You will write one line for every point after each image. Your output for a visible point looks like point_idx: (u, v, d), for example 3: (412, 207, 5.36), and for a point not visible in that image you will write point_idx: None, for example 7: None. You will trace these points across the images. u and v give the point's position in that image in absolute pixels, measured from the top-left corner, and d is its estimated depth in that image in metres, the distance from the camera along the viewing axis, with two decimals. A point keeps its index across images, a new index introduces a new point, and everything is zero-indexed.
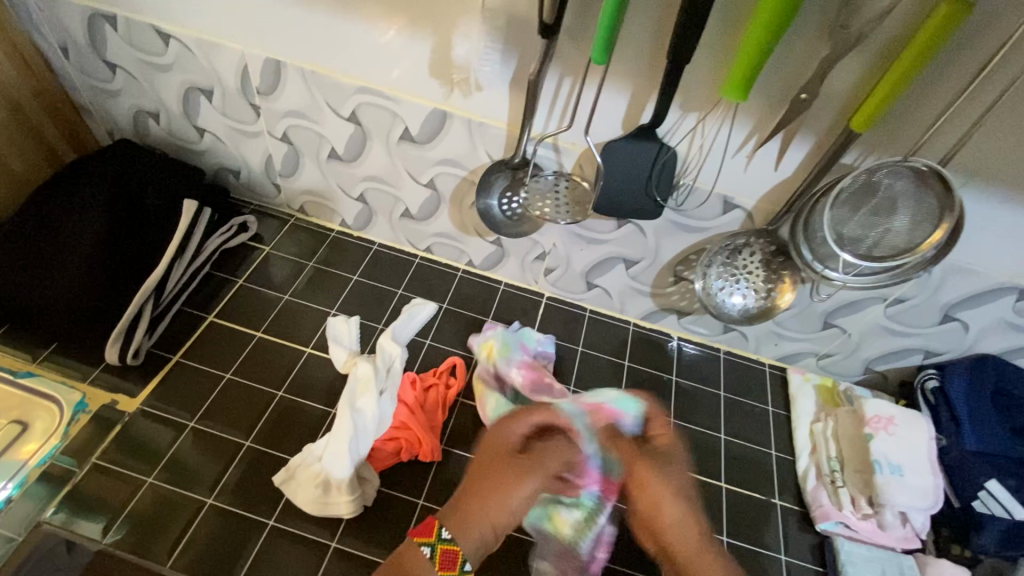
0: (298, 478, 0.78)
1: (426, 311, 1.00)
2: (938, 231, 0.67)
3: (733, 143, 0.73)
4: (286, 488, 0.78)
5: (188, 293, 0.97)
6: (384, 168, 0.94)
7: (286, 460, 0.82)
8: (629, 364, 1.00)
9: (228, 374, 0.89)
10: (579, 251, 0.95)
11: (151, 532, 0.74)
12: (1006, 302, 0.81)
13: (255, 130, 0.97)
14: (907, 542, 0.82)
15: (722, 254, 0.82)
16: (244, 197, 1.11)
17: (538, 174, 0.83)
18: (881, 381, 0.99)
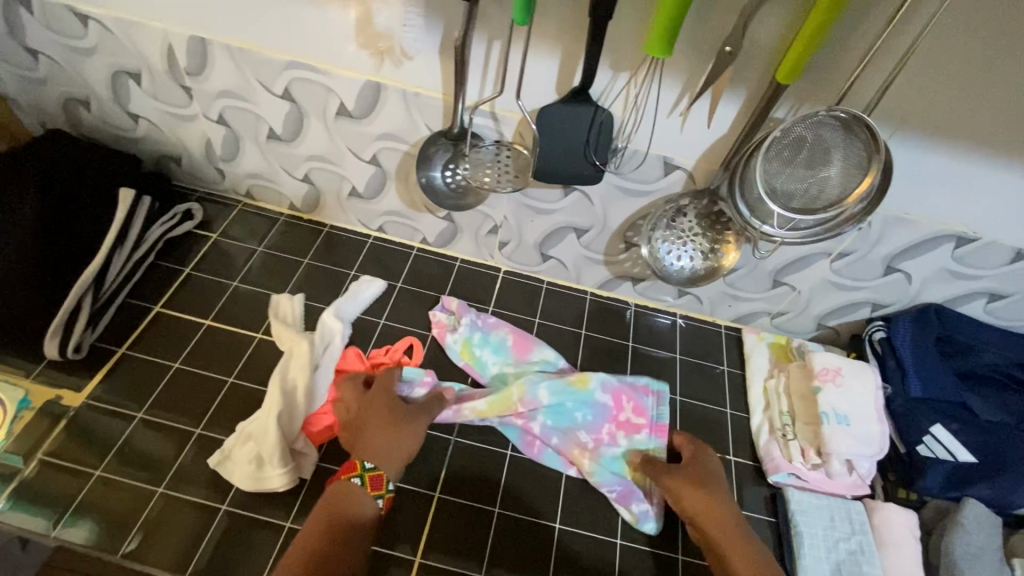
0: (233, 457, 0.78)
1: (373, 288, 0.98)
2: (867, 179, 0.69)
3: (665, 104, 0.74)
4: (222, 468, 0.78)
5: (132, 285, 0.94)
6: (326, 146, 0.92)
7: (220, 440, 0.82)
8: (587, 333, 1.00)
9: (177, 363, 0.88)
10: (530, 222, 0.94)
11: (101, 524, 0.73)
12: (944, 250, 0.83)
13: (190, 113, 0.95)
14: (856, 488, 0.84)
15: (665, 218, 0.83)
16: (189, 185, 1.09)
17: (478, 145, 0.82)
18: (834, 336, 1.00)
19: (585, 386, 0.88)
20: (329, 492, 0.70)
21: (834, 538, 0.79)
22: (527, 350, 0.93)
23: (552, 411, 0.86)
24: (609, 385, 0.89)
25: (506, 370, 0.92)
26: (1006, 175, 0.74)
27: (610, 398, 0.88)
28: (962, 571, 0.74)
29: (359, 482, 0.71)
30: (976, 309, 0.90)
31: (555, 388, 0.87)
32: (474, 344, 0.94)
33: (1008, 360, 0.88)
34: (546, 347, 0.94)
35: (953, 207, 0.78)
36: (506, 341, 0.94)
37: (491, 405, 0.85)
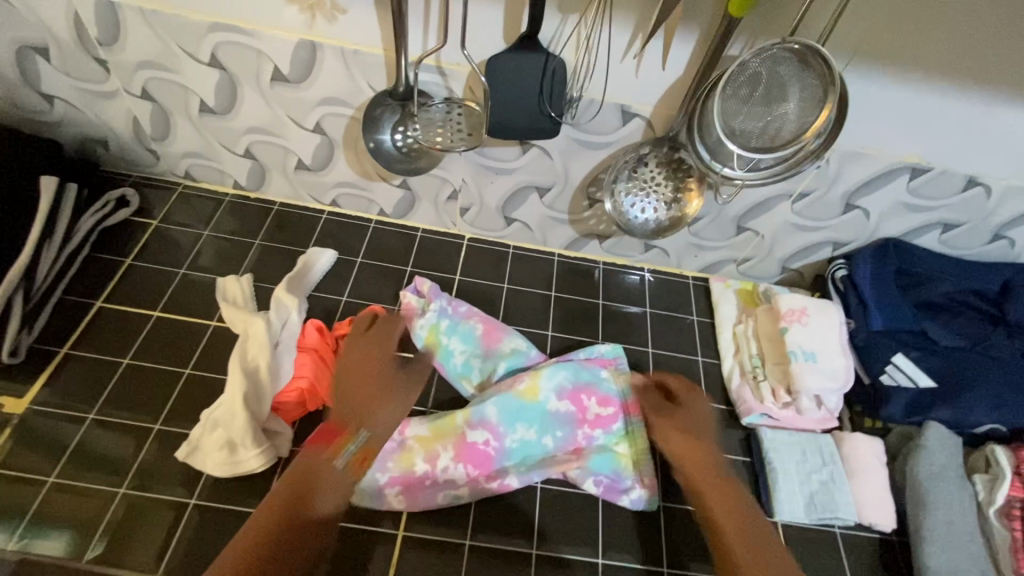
0: (202, 448, 0.75)
1: (325, 259, 0.94)
2: (825, 111, 0.68)
3: (617, 47, 0.71)
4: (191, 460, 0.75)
5: (68, 280, 0.88)
6: (266, 116, 0.86)
7: (186, 434, 0.78)
8: (557, 295, 0.98)
9: (127, 359, 0.83)
10: (489, 184, 0.91)
11: (62, 532, 0.69)
12: (900, 182, 0.83)
13: (111, 89, 0.87)
14: (824, 422, 0.87)
15: (626, 169, 0.81)
16: (120, 169, 1.01)
17: (427, 104, 0.78)
18: (798, 278, 1.02)
19: (536, 399, 0.81)
20: (298, 460, 0.61)
21: (807, 470, 0.82)
22: (498, 339, 0.88)
23: (515, 436, 0.79)
24: (564, 393, 0.83)
25: (474, 359, 0.87)
26: (954, 101, 0.75)
27: (569, 404, 0.82)
28: (926, 490, 0.78)
29: (347, 453, 0.63)
30: (932, 240, 0.92)
31: (505, 409, 0.80)
32: (443, 331, 0.88)
33: (962, 288, 0.91)
34: (517, 336, 0.89)
35: (906, 137, 0.78)
36: (476, 330, 0.89)
37: (433, 429, 0.78)
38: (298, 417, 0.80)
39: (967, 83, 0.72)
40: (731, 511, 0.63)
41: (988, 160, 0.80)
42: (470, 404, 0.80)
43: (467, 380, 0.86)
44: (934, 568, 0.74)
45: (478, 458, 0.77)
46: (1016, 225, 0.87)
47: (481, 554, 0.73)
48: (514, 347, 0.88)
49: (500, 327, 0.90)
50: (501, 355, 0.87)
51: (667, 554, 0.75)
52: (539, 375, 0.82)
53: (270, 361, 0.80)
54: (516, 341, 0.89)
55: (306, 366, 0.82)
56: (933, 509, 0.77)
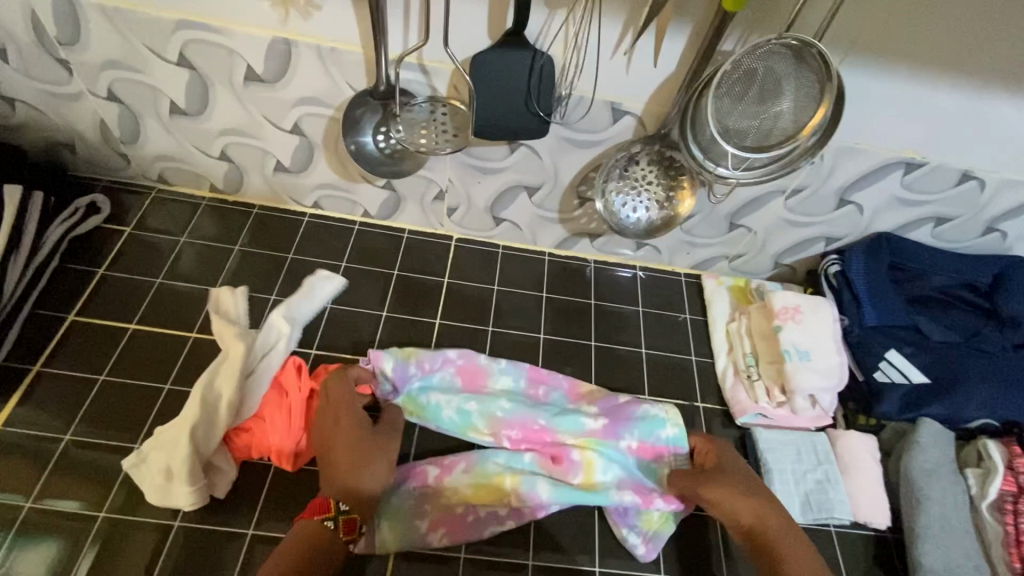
0: None
1: (330, 287, 0.90)
2: (822, 109, 0.67)
3: (607, 43, 0.69)
4: None
5: (37, 293, 0.84)
6: (241, 117, 0.83)
7: None
8: (548, 296, 0.96)
9: (103, 375, 0.79)
10: (477, 184, 0.88)
11: (40, 559, 0.67)
12: (894, 177, 0.82)
13: (76, 91, 0.83)
14: (818, 420, 0.87)
15: (618, 168, 0.78)
16: (90, 173, 0.96)
17: (410, 103, 0.75)
18: (790, 274, 1.01)
19: (593, 482, 0.77)
20: (295, 531, 0.66)
21: (802, 470, 0.81)
22: (481, 377, 0.83)
23: (557, 504, 0.75)
24: (622, 482, 0.77)
25: (467, 409, 0.80)
26: (949, 95, 0.73)
27: (633, 496, 0.76)
28: (920, 487, 0.78)
29: (332, 525, 0.67)
30: (924, 234, 0.91)
31: (560, 486, 0.75)
32: (420, 394, 0.81)
33: (954, 281, 0.91)
34: (500, 371, 0.84)
35: (900, 132, 0.77)
36: (455, 378, 0.83)
37: (475, 487, 0.75)
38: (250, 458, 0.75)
39: (963, 76, 0.71)
40: (800, 558, 0.65)
41: (982, 153, 0.79)
42: (520, 472, 0.76)
43: (471, 431, 0.79)
44: (929, 564, 0.74)
45: (516, 523, 0.74)
46: (1008, 218, 0.87)
47: (477, 566, 0.71)
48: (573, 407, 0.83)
49: (481, 364, 0.84)
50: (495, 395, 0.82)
51: (664, 558, 0.75)
52: (599, 454, 0.78)
53: (234, 394, 0.74)
54: (511, 374, 0.84)
55: (272, 407, 0.76)
56: (927, 505, 0.77)
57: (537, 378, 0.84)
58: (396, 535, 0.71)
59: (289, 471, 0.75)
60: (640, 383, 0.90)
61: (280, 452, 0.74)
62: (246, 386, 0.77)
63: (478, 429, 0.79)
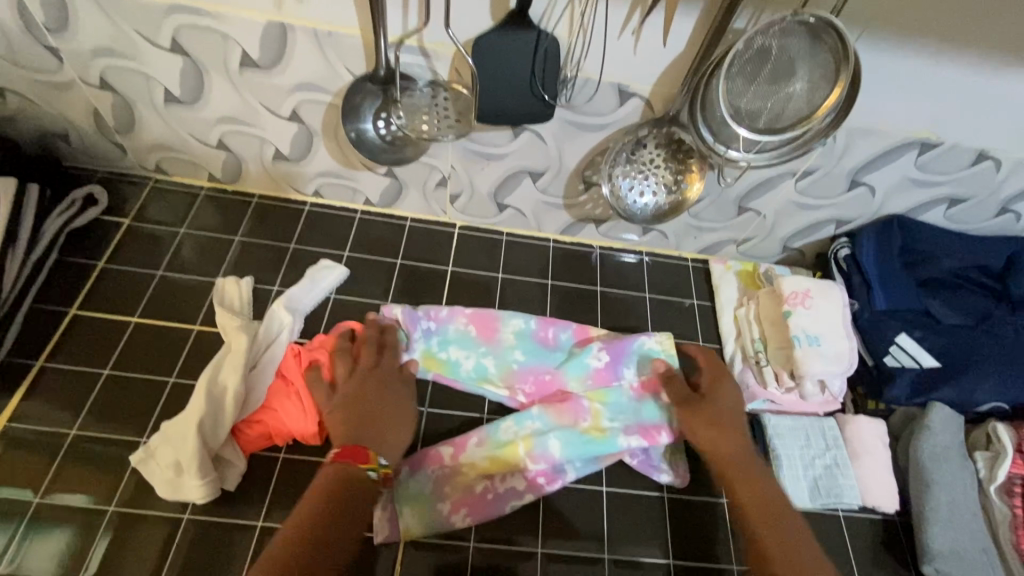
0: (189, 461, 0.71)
1: (334, 276, 0.89)
2: (836, 90, 0.65)
3: (614, 22, 0.66)
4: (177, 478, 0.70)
5: (38, 287, 0.83)
6: (237, 105, 0.81)
7: None
8: (553, 283, 0.95)
9: (108, 369, 0.79)
10: (480, 169, 0.86)
11: (52, 552, 0.67)
12: (908, 158, 0.80)
13: (67, 80, 0.81)
14: (828, 405, 0.86)
15: (625, 151, 0.76)
16: (85, 164, 0.94)
17: (410, 88, 0.72)
18: (799, 257, 0.99)
19: (603, 434, 0.79)
20: (322, 475, 0.62)
21: (810, 456, 0.81)
22: (493, 323, 0.86)
23: (574, 466, 0.77)
24: (629, 428, 0.79)
25: (483, 360, 0.84)
26: (967, 73, 0.71)
27: (640, 439, 0.78)
28: (929, 471, 0.77)
29: (372, 475, 0.64)
30: (937, 216, 0.89)
31: (570, 445, 0.77)
32: (437, 349, 0.84)
33: (967, 264, 0.89)
34: (510, 316, 0.87)
35: (916, 112, 0.75)
36: (468, 327, 0.86)
37: (493, 460, 0.76)
38: (261, 449, 0.75)
39: (982, 52, 0.68)
40: (750, 482, 0.69)
41: (1000, 132, 0.77)
42: (531, 434, 0.78)
43: (487, 382, 0.83)
44: (938, 548, 0.74)
45: (535, 497, 0.75)
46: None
47: (486, 555, 0.71)
48: (581, 350, 0.86)
49: (491, 314, 0.87)
50: (505, 341, 0.85)
51: (673, 544, 0.75)
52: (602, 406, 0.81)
53: (238, 387, 0.74)
54: (520, 318, 0.87)
55: (279, 396, 0.76)
56: (936, 489, 0.76)
57: (546, 330, 0.87)
58: (421, 520, 0.72)
59: (296, 464, 0.75)
60: None
61: (295, 437, 0.74)
62: (250, 378, 0.76)
63: (494, 375, 0.83)
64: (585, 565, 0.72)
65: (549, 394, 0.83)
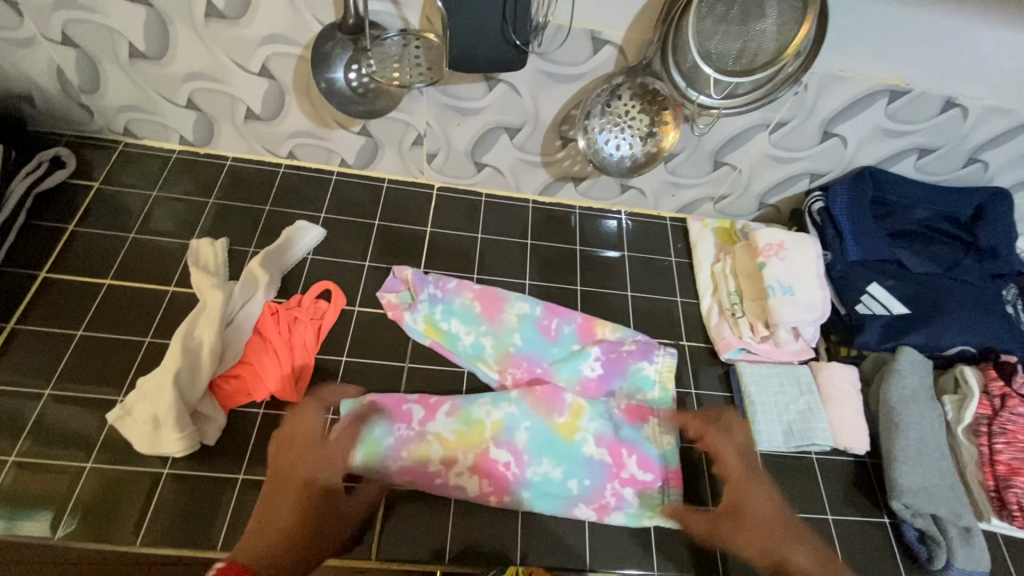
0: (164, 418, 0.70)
1: (311, 237, 0.88)
2: (805, 27, 0.65)
3: None
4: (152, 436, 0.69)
5: (6, 251, 0.81)
6: (204, 60, 0.79)
7: None
8: (533, 243, 0.95)
9: (81, 330, 0.78)
10: (456, 126, 0.86)
11: (27, 509, 0.66)
12: (879, 106, 0.81)
13: (27, 36, 0.79)
14: (802, 353, 0.88)
15: (600, 102, 0.76)
16: (51, 128, 0.92)
17: (381, 37, 0.72)
18: (775, 214, 1.00)
19: (572, 437, 0.76)
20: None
21: (785, 402, 0.83)
22: (500, 305, 0.86)
23: (537, 468, 0.74)
24: (602, 439, 0.77)
25: (484, 335, 0.84)
26: (929, 16, 0.72)
27: (606, 455, 0.76)
28: (898, 412, 0.80)
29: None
30: (907, 167, 0.91)
31: (535, 434, 0.76)
32: (439, 318, 0.84)
33: (936, 214, 0.91)
34: (517, 299, 0.86)
35: (883, 58, 0.76)
36: (474, 303, 0.86)
37: (459, 436, 0.75)
38: (239, 405, 0.74)
39: None
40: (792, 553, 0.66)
41: (965, 78, 0.78)
42: (502, 418, 0.76)
43: (481, 360, 0.82)
44: (906, 485, 0.76)
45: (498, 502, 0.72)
46: (991, 147, 0.86)
47: (467, 502, 0.72)
48: (582, 346, 0.84)
49: (499, 293, 0.87)
50: (505, 322, 0.85)
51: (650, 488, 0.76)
52: (582, 414, 0.78)
53: (215, 341, 0.74)
54: (527, 303, 0.86)
55: (256, 351, 0.77)
56: (904, 430, 0.79)
57: (551, 321, 0.86)
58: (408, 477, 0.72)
59: (276, 420, 0.74)
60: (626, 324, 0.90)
61: (273, 393, 0.75)
62: (226, 335, 0.76)
63: (490, 355, 0.83)
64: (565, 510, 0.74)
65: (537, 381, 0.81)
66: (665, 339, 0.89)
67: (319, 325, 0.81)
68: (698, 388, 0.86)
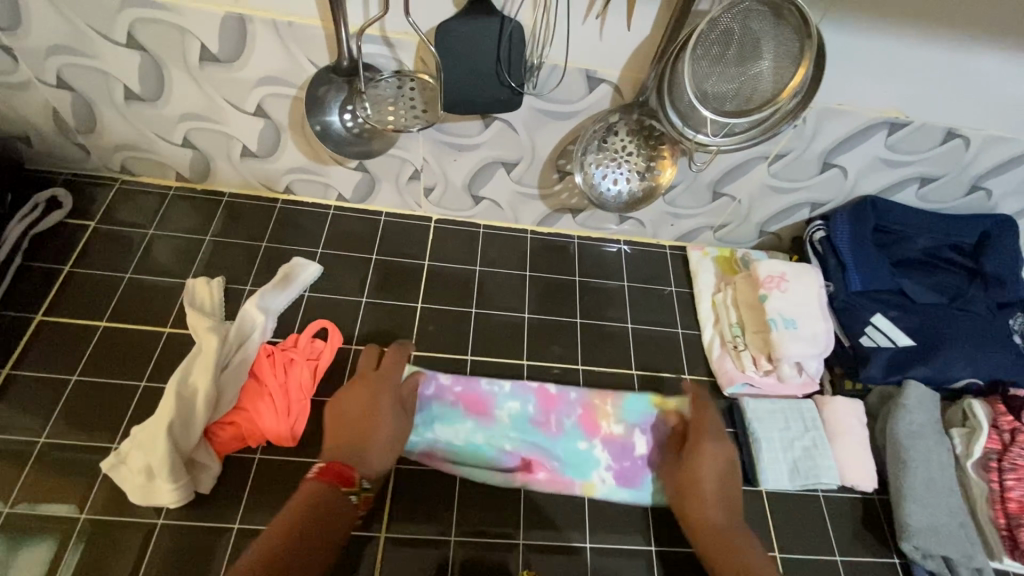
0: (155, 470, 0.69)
1: (307, 273, 0.88)
2: (802, 69, 0.64)
3: (578, 7, 0.66)
4: (146, 486, 0.68)
5: (2, 293, 0.81)
6: (199, 101, 0.79)
7: None
8: (532, 275, 0.95)
9: (77, 374, 0.77)
10: (452, 161, 0.86)
11: (19, 563, 0.65)
12: (878, 138, 0.81)
13: (22, 80, 0.79)
14: (806, 387, 0.86)
15: (596, 139, 0.75)
16: (48, 167, 0.92)
17: (375, 78, 0.72)
18: (776, 241, 0.99)
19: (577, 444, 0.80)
20: (300, 490, 0.60)
21: (789, 438, 0.81)
22: (488, 400, 0.81)
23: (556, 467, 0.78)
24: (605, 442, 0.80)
25: (482, 434, 0.78)
26: (931, 51, 0.71)
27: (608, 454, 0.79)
28: (906, 449, 0.78)
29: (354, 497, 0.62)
30: (909, 196, 0.90)
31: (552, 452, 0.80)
32: (421, 428, 0.78)
33: (940, 243, 0.90)
34: (506, 397, 0.81)
35: (882, 91, 0.75)
36: (459, 407, 0.80)
37: (481, 494, 0.75)
38: (235, 451, 0.73)
39: (947, 28, 0.69)
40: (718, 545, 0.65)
41: (966, 110, 0.77)
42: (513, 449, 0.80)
43: (485, 453, 0.77)
44: (916, 525, 0.75)
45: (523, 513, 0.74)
46: (993, 175, 0.85)
47: (466, 548, 0.71)
48: (587, 441, 0.80)
49: (479, 387, 0.81)
50: (496, 418, 0.80)
51: (653, 530, 0.75)
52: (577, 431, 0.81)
53: (210, 387, 0.73)
54: (518, 400, 0.81)
55: (252, 396, 0.75)
56: (913, 467, 0.77)
57: (546, 405, 0.81)
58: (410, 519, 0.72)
59: (272, 465, 0.73)
60: (627, 358, 0.89)
61: (268, 437, 0.73)
62: (222, 379, 0.75)
63: (498, 447, 0.78)
64: (566, 555, 0.72)
65: (532, 450, 0.78)
66: (667, 373, 0.88)
67: (315, 364, 0.79)
68: None
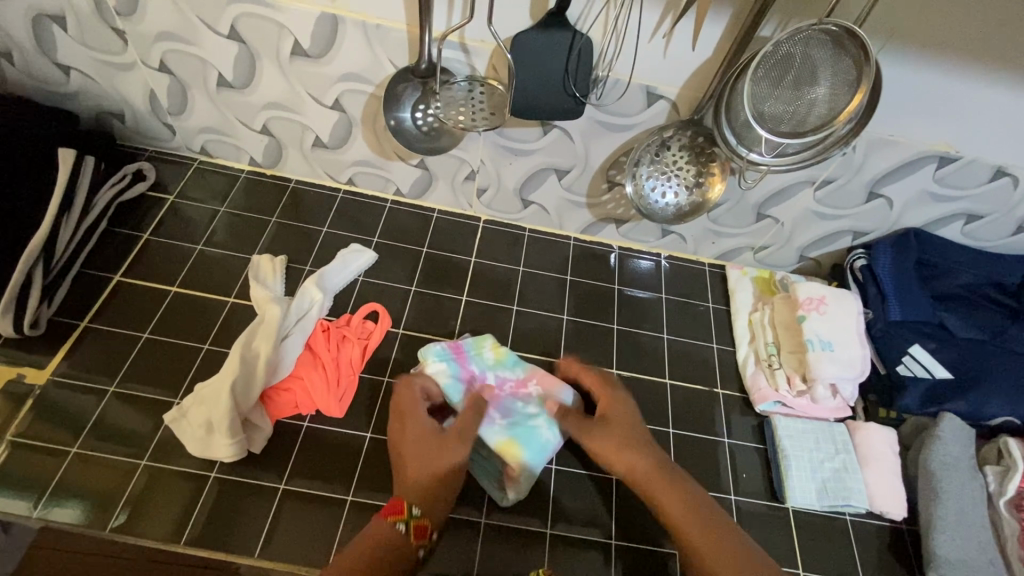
0: (213, 426, 0.73)
1: (362, 259, 0.93)
2: (858, 97, 0.67)
3: (646, 28, 0.71)
4: (204, 441, 0.73)
5: (87, 253, 0.88)
6: (284, 91, 0.85)
7: None
8: (573, 279, 0.98)
9: (147, 333, 0.83)
10: (508, 165, 0.91)
11: (82, 500, 0.70)
12: (927, 172, 0.82)
13: (128, 62, 0.87)
14: (838, 411, 0.87)
15: (650, 151, 0.79)
16: (136, 143, 1.00)
17: (449, 81, 0.77)
18: (815, 267, 1.01)
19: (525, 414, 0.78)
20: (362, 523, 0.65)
21: (819, 459, 0.82)
22: (534, 384, 0.81)
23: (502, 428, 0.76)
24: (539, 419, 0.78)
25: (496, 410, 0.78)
26: (984, 91, 0.73)
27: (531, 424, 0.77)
28: (939, 481, 0.78)
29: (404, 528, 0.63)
30: (954, 232, 0.91)
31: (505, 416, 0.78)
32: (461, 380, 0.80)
33: (982, 280, 0.90)
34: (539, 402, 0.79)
35: (933, 125, 0.77)
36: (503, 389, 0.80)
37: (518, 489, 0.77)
38: (286, 417, 0.78)
39: (1005, 69, 0.71)
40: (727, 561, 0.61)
41: (1018, 149, 0.79)
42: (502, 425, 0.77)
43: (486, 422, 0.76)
44: (944, 556, 0.75)
45: (556, 510, 0.76)
46: None
47: (496, 532, 0.73)
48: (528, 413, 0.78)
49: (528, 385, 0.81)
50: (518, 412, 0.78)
51: None
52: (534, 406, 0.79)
53: (270, 355, 0.78)
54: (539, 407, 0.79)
55: (306, 366, 0.81)
56: (945, 498, 0.77)
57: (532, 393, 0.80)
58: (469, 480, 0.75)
59: (318, 434, 0.77)
60: (660, 367, 0.91)
61: (319, 408, 0.78)
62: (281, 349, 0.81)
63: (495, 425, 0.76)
64: (590, 549, 0.74)
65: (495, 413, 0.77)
66: (699, 386, 0.90)
67: (365, 344, 0.84)
68: (731, 437, 0.86)
